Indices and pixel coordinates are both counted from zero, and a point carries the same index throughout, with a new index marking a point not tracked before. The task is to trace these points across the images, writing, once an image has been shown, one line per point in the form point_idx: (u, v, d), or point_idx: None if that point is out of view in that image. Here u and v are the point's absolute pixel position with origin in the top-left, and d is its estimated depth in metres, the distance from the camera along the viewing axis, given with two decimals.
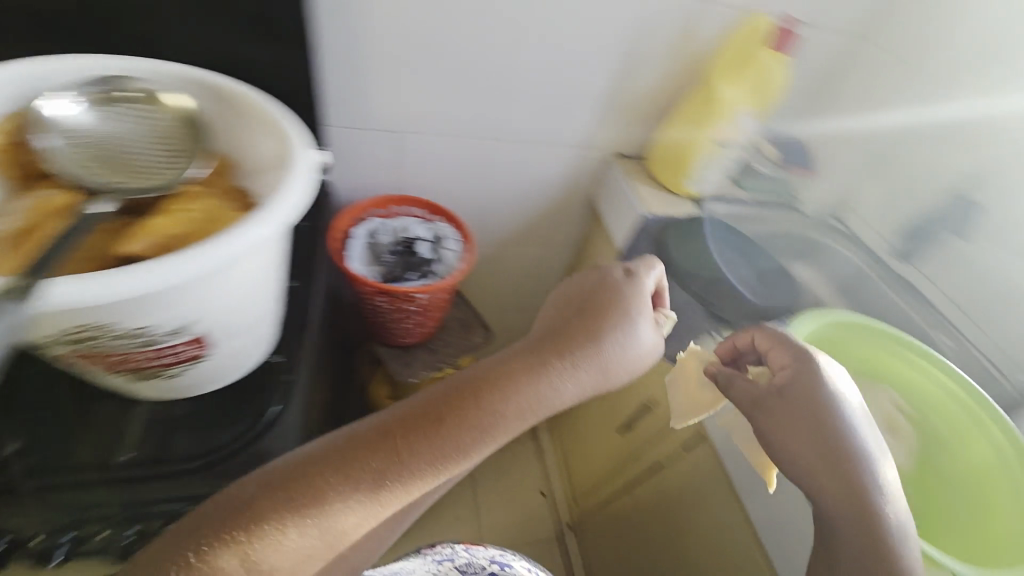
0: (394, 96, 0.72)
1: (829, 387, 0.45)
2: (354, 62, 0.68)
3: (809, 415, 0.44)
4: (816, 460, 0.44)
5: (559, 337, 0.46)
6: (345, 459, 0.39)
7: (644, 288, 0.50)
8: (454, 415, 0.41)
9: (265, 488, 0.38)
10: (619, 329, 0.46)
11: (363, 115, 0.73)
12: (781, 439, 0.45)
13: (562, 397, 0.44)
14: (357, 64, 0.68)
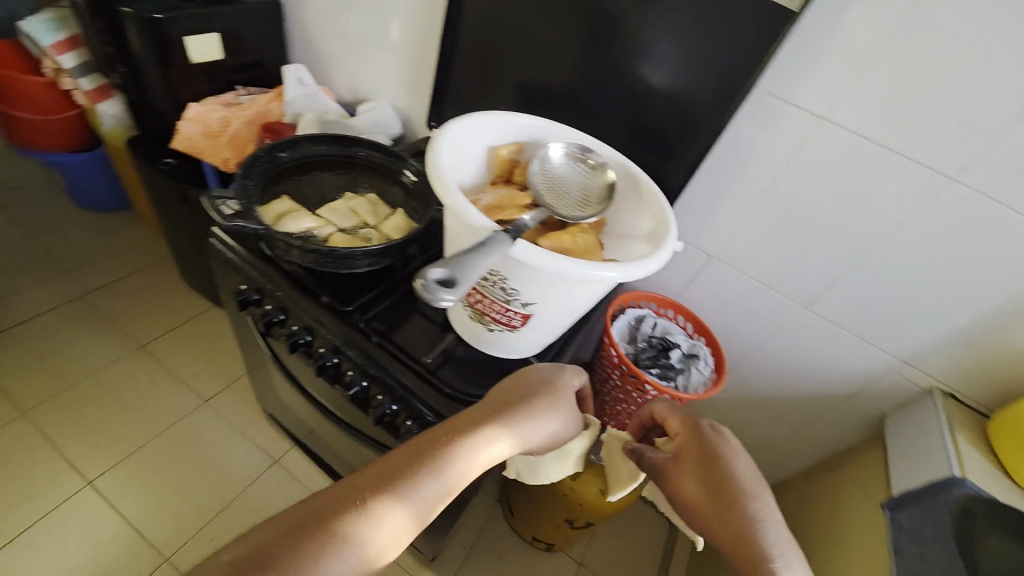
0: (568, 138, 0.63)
1: (704, 438, 0.61)
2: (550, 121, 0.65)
3: (712, 470, 0.57)
4: (701, 495, 0.56)
5: (506, 400, 0.57)
6: (336, 502, 0.45)
7: (567, 385, 0.62)
8: (422, 456, 0.50)
9: (260, 542, 0.42)
10: (527, 381, 0.60)
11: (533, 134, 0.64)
12: (679, 475, 0.59)
13: (524, 422, 0.56)
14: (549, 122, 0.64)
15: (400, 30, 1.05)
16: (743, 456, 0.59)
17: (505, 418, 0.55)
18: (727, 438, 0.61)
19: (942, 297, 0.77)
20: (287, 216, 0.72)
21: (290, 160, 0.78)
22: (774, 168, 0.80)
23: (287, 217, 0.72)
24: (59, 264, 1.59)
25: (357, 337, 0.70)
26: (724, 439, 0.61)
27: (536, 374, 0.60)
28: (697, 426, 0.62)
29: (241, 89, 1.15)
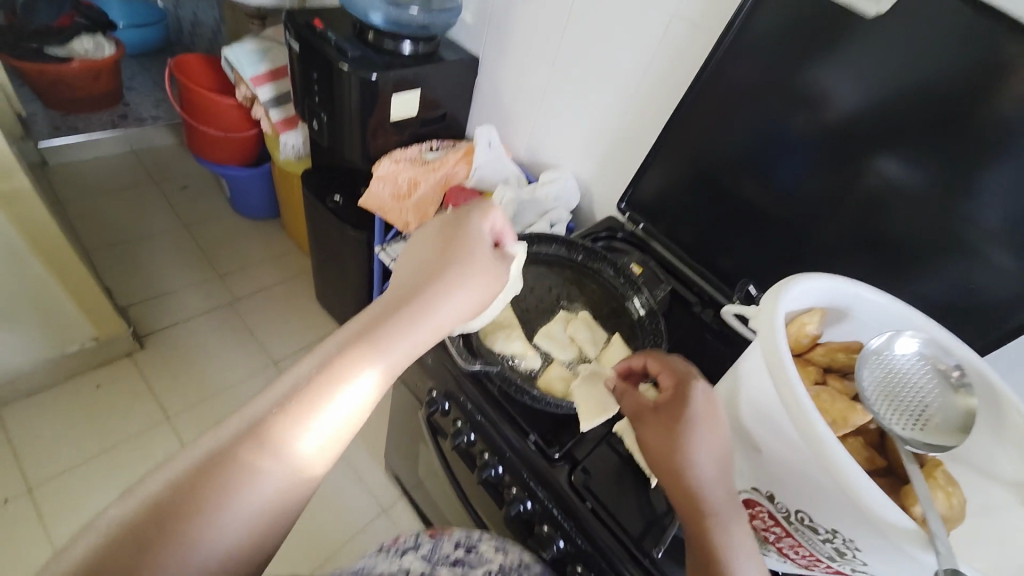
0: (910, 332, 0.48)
1: (693, 402, 0.46)
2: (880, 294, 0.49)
3: (677, 433, 0.45)
4: (666, 461, 0.46)
5: (433, 254, 0.50)
6: (305, 381, 0.42)
7: (476, 227, 0.52)
8: (377, 331, 0.44)
9: (236, 430, 0.40)
10: (463, 248, 0.50)
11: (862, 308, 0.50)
12: (653, 438, 0.47)
13: (442, 301, 0.47)
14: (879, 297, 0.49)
15: (607, 104, 0.96)
16: (721, 423, 0.45)
17: (433, 275, 0.48)
18: (719, 410, 0.46)
19: None
20: (499, 330, 0.66)
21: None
22: None
23: (496, 331, 0.66)
24: (214, 268, 1.68)
25: (566, 498, 0.58)
26: (715, 418, 0.45)
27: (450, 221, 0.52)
28: (689, 391, 0.47)
29: (425, 143, 1.12)
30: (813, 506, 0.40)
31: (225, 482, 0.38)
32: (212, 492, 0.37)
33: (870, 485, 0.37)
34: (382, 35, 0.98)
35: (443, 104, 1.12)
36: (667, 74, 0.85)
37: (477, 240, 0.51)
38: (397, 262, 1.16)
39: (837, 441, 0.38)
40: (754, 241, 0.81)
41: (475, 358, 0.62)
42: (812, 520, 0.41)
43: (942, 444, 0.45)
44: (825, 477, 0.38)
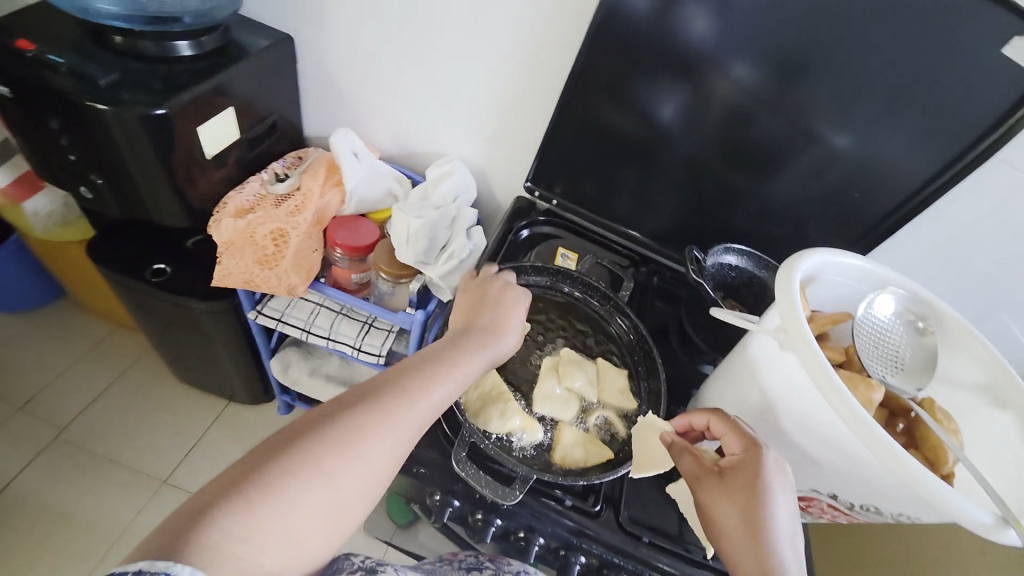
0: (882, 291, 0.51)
1: (764, 464, 0.45)
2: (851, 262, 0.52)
3: (746, 495, 0.43)
4: (738, 526, 0.42)
5: (483, 301, 0.57)
6: (362, 398, 0.42)
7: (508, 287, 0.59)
8: (416, 370, 0.45)
9: (292, 433, 0.39)
10: (496, 304, 0.56)
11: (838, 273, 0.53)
12: (714, 494, 0.45)
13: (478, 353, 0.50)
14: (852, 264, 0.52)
15: (478, 74, 0.81)
16: (793, 493, 0.43)
17: (486, 321, 0.54)
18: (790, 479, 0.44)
19: None
20: (491, 407, 0.59)
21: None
22: (970, 221, 0.74)
23: (487, 409, 0.60)
24: (7, 400, 1.22)
25: (622, 545, 0.57)
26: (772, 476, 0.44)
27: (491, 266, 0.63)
28: (762, 455, 0.45)
29: (264, 171, 0.86)
30: (883, 500, 0.43)
31: (274, 492, 0.35)
32: (259, 497, 0.34)
33: (949, 489, 0.39)
34: (140, 40, 0.69)
35: (267, 112, 0.84)
36: (542, 31, 0.74)
37: (518, 295, 0.58)
38: (284, 322, 0.94)
39: (910, 454, 0.40)
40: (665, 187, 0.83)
41: (512, 486, 0.55)
42: (879, 509, 0.44)
43: (916, 386, 0.51)
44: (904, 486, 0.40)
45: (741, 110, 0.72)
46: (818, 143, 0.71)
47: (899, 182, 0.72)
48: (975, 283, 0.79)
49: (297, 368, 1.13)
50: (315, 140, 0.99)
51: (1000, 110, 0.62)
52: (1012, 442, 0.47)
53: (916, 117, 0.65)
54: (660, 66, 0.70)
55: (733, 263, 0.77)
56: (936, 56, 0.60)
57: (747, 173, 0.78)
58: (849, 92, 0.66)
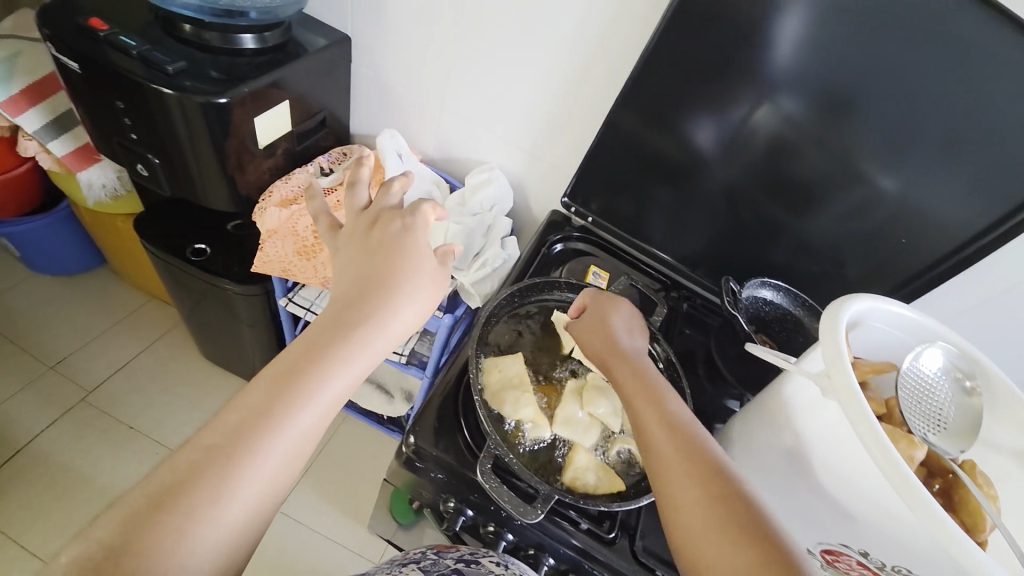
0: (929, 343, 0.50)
1: (615, 320, 0.59)
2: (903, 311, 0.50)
3: (608, 335, 0.57)
4: (616, 363, 0.54)
5: (381, 241, 0.48)
6: (282, 384, 0.40)
7: (417, 228, 0.49)
8: (327, 343, 0.42)
9: (216, 432, 0.38)
10: (404, 246, 0.47)
11: (885, 321, 0.51)
12: (595, 349, 0.57)
13: (392, 313, 0.45)
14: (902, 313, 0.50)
15: (527, 87, 0.82)
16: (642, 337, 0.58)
17: (388, 266, 0.46)
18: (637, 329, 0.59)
19: None
20: (508, 392, 0.61)
21: (503, 329, 0.67)
22: (1022, 279, 0.71)
23: (505, 393, 0.61)
24: (40, 358, 1.27)
25: (633, 575, 0.56)
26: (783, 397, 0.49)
27: (387, 196, 0.51)
28: (608, 299, 0.62)
29: (310, 164, 0.88)
30: (921, 563, 0.42)
31: (205, 495, 0.35)
32: (188, 502, 0.35)
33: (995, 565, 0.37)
34: (207, 31, 0.71)
35: (319, 107, 0.86)
36: (596, 50, 0.74)
37: (426, 234, 0.49)
38: (312, 312, 0.96)
39: (957, 523, 0.38)
40: (701, 215, 0.82)
41: (533, 504, 0.55)
42: (914, 572, 0.43)
43: (956, 448, 0.49)
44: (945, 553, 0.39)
45: (792, 145, 0.71)
46: (864, 183, 0.70)
47: (948, 233, 0.69)
48: (1017, 344, 0.77)
49: None
50: (359, 137, 1.01)
51: None
52: None
53: (974, 167, 0.64)
54: (711, 95, 0.70)
55: (769, 298, 0.76)
56: (1003, 106, 0.58)
57: (790, 209, 0.76)
58: (906, 137, 0.65)
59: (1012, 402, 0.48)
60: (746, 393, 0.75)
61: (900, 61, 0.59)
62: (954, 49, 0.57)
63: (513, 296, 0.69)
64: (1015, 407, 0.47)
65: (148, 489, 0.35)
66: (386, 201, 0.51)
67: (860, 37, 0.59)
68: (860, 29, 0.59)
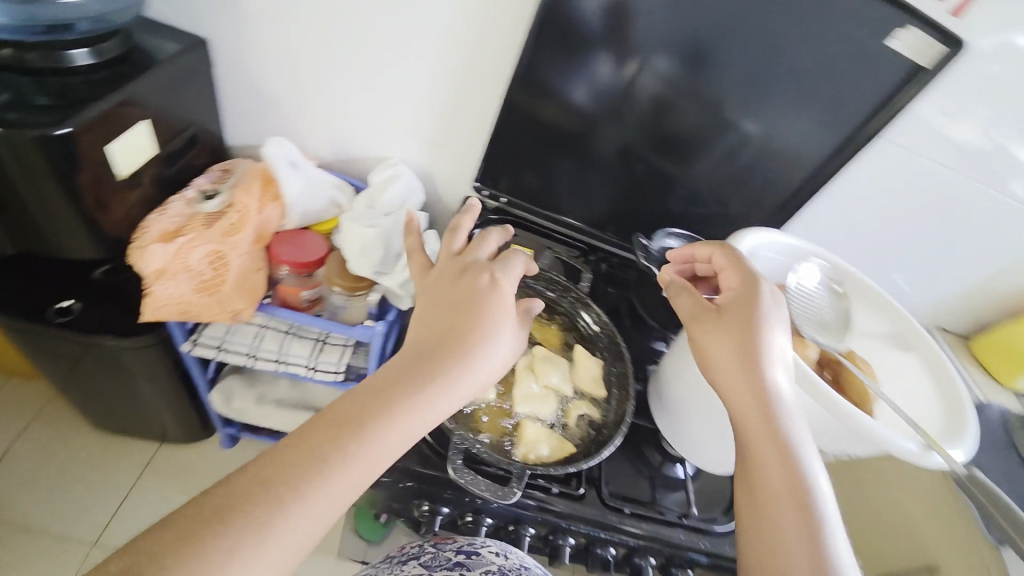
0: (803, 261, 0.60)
1: (760, 309, 0.47)
2: (782, 237, 0.59)
3: (738, 317, 0.47)
4: (731, 350, 0.46)
5: (458, 288, 0.51)
6: (341, 430, 0.41)
7: (505, 278, 0.51)
8: (402, 387, 0.44)
9: (285, 450, 0.40)
10: (486, 294, 0.50)
11: (772, 249, 0.60)
12: (706, 328, 0.48)
13: (473, 366, 0.46)
14: (781, 239, 0.59)
15: (417, 77, 0.80)
16: (786, 316, 0.48)
17: (466, 321, 0.48)
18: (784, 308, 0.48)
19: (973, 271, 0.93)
20: None
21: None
22: (861, 194, 0.86)
23: None
24: None
25: (609, 519, 0.62)
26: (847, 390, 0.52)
27: (484, 248, 0.54)
28: (757, 286, 0.49)
29: (186, 188, 0.78)
30: (828, 440, 0.50)
31: (250, 531, 0.36)
32: (235, 535, 0.36)
33: (877, 424, 0.46)
34: (21, 48, 0.59)
35: (184, 123, 0.77)
36: (481, 32, 0.74)
37: (511, 289, 0.51)
38: (225, 350, 0.88)
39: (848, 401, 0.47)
40: (606, 180, 0.87)
41: (509, 484, 0.56)
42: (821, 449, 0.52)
43: (840, 342, 0.58)
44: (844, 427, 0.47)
45: (674, 105, 0.77)
46: (735, 131, 0.79)
47: (806, 165, 0.81)
48: (863, 247, 0.94)
49: (242, 398, 1.05)
50: (239, 151, 0.91)
51: (881, 98, 0.73)
52: (916, 378, 0.57)
53: (817, 105, 0.75)
54: (600, 66, 0.74)
55: (674, 247, 0.84)
56: (831, 51, 0.69)
57: (681, 163, 0.84)
58: (762, 86, 0.74)
59: (870, 294, 0.60)
60: (669, 333, 0.83)
61: (750, 19, 0.67)
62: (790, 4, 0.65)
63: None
64: (871, 297, 0.60)
65: (204, 513, 0.36)
66: (486, 254, 0.54)
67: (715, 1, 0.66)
68: None
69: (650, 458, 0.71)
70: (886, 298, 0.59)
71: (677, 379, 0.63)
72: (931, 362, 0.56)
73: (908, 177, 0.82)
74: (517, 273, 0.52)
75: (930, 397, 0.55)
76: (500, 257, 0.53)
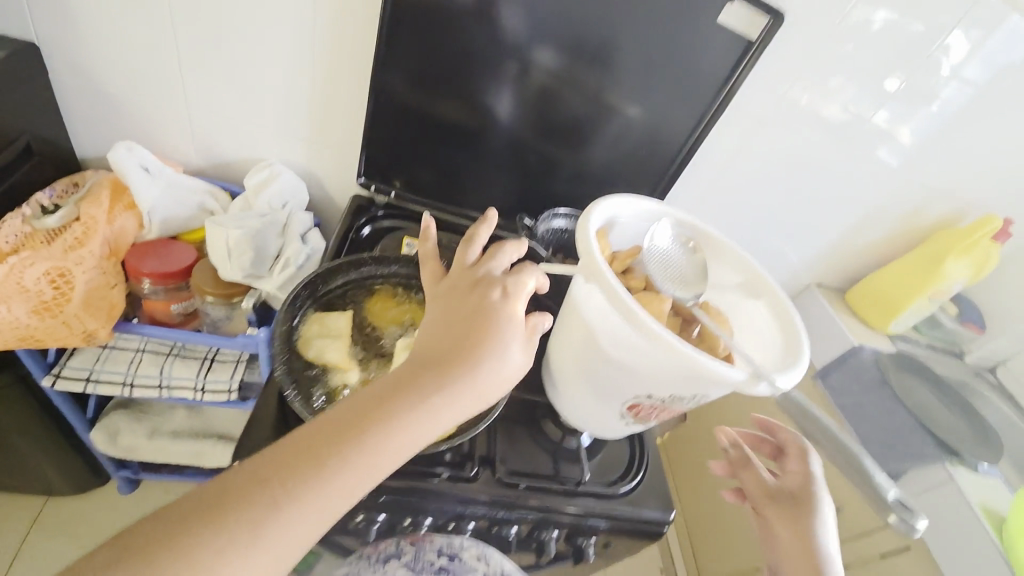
0: (659, 223, 0.64)
1: (820, 498, 0.55)
2: (638, 202, 0.62)
3: (797, 498, 0.56)
4: (792, 524, 0.55)
5: (468, 297, 0.48)
6: (339, 437, 0.40)
7: (520, 288, 0.48)
8: (405, 397, 0.43)
9: (281, 449, 0.40)
10: (497, 304, 0.47)
11: (630, 215, 0.62)
12: (782, 525, 0.56)
13: (477, 380, 0.44)
14: (638, 204, 0.62)
15: (279, 72, 0.77)
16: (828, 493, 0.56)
17: (476, 334, 0.45)
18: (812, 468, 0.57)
19: (835, 227, 1.03)
20: (327, 339, 0.58)
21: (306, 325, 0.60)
22: (729, 162, 0.93)
23: (320, 340, 0.58)
24: None
25: (505, 496, 0.62)
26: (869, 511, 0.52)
27: (495, 261, 0.50)
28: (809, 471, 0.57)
29: (26, 201, 0.71)
30: (682, 385, 0.52)
31: (241, 533, 0.36)
32: (224, 534, 0.36)
33: (722, 365, 0.49)
34: None
35: (12, 133, 0.69)
36: (340, 24, 0.72)
37: (524, 305, 0.48)
38: (96, 382, 0.80)
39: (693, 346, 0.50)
40: (491, 166, 0.88)
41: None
42: (681, 396, 0.54)
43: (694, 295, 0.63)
44: (690, 370, 0.50)
45: (549, 89, 0.79)
46: (604, 111, 0.82)
47: (673, 140, 0.86)
48: (738, 213, 1.01)
49: (131, 433, 0.96)
50: (94, 162, 0.84)
51: (729, 71, 0.78)
52: (766, 323, 0.61)
53: (672, 83, 0.79)
54: (461, 53, 0.74)
55: (565, 225, 0.85)
56: (677, 30, 0.73)
57: (560, 145, 0.86)
58: (621, 66, 0.77)
59: (721, 248, 0.64)
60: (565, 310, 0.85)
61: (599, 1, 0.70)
62: None
63: (313, 280, 0.63)
64: (723, 251, 0.64)
65: (199, 503, 0.37)
66: (496, 266, 0.50)
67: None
68: None
69: (550, 432, 0.71)
70: (735, 250, 0.63)
71: (560, 345, 0.63)
72: (776, 307, 0.60)
73: (764, 142, 0.90)
74: (528, 287, 0.49)
75: (776, 339, 0.59)
76: (515, 269, 0.49)
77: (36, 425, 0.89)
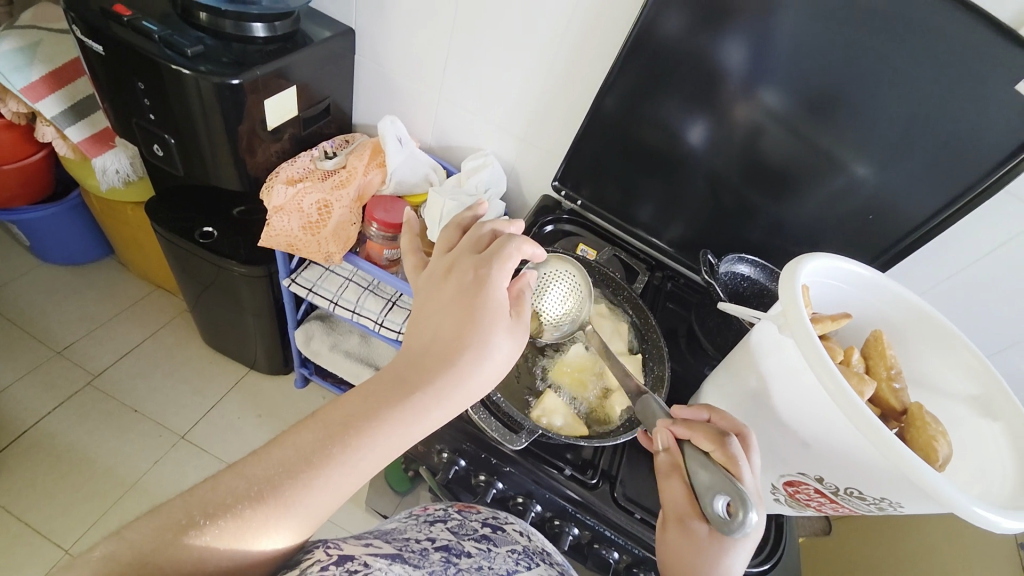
0: (868, 295, 0.59)
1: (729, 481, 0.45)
2: (851, 266, 0.57)
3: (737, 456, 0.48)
4: None
5: (448, 291, 0.46)
6: (330, 434, 0.39)
7: (500, 282, 0.46)
8: (392, 398, 0.41)
9: (280, 456, 0.38)
10: (479, 298, 0.45)
11: (837, 277, 0.58)
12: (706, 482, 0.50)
13: (471, 375, 0.44)
14: (850, 268, 0.57)
15: (516, 78, 0.88)
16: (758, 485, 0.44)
17: (459, 328, 0.44)
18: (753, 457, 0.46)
19: None
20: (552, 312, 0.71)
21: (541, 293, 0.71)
22: (973, 258, 0.76)
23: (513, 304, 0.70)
24: (46, 344, 1.31)
25: (616, 520, 0.60)
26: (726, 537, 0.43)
27: (473, 238, 0.49)
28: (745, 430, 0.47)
29: (313, 148, 0.94)
30: (871, 483, 0.46)
31: (228, 536, 0.34)
32: (210, 535, 0.34)
33: (934, 475, 0.42)
34: (222, 20, 0.77)
35: (322, 96, 0.93)
36: (582, 46, 0.80)
37: (502, 285, 0.46)
38: (313, 293, 1.01)
39: (905, 445, 0.43)
40: (683, 196, 0.86)
41: (519, 433, 0.62)
42: (862, 493, 0.48)
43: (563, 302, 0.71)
44: (892, 469, 0.43)
45: (761, 129, 0.75)
46: (833, 167, 0.74)
47: (906, 215, 0.74)
48: (982, 317, 0.80)
49: (319, 341, 1.19)
50: (361, 127, 1.06)
51: (1014, 145, 0.64)
52: (999, 450, 0.49)
53: (929, 147, 0.68)
54: (687, 82, 0.74)
55: (746, 273, 0.79)
56: (951, 85, 0.63)
57: (766, 193, 0.80)
58: (867, 123, 0.69)
59: (952, 341, 0.54)
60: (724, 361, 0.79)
61: (860, 49, 0.64)
62: (903, 31, 0.61)
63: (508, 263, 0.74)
64: (950, 344, 0.55)
65: (203, 499, 0.35)
66: (475, 241, 0.49)
67: (831, 29, 0.64)
68: (817, 22, 0.64)
69: None
70: (972, 346, 0.53)
71: (712, 387, 0.61)
72: (1017, 433, 0.48)
73: None
74: (511, 263, 0.46)
75: (1008, 472, 0.47)
76: (493, 247, 0.47)
77: (266, 312, 1.16)
